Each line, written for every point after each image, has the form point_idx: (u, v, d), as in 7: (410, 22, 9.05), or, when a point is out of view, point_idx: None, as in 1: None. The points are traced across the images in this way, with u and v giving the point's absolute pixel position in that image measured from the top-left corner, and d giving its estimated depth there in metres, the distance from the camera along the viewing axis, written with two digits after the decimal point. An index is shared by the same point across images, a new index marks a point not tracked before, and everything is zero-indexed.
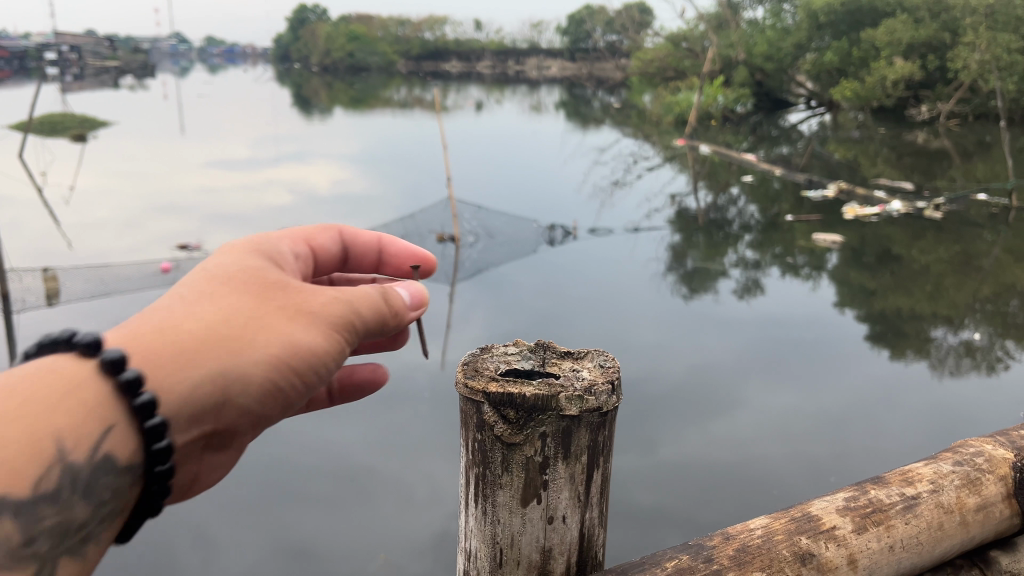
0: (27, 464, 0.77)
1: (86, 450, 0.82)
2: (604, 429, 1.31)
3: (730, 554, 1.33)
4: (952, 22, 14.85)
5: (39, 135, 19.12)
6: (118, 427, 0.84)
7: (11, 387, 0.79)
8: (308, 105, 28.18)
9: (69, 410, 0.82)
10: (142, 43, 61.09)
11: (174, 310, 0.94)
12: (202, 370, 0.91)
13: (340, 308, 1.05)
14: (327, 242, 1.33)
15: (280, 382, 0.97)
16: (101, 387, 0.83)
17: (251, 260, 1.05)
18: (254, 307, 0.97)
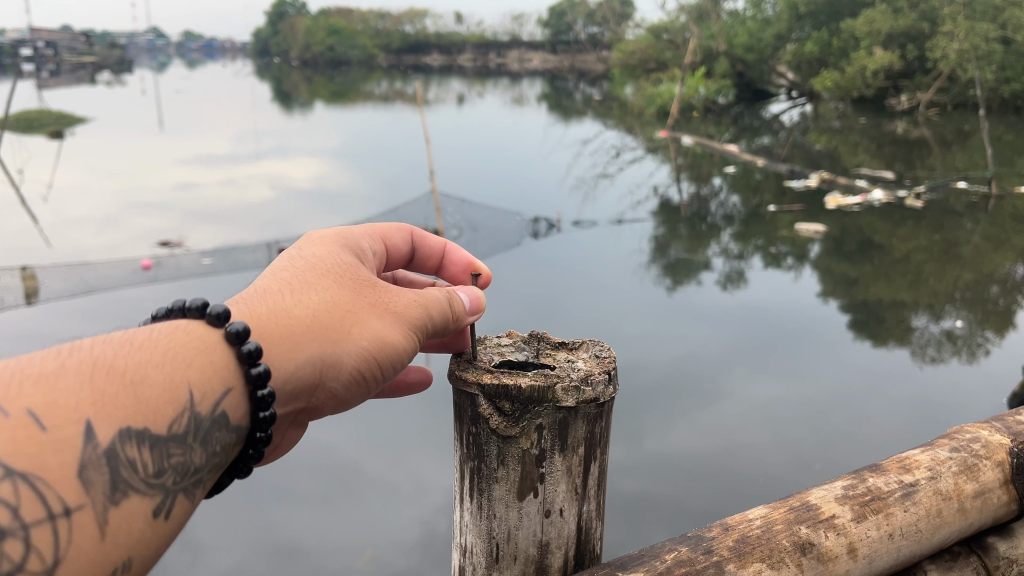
0: (165, 404, 0.92)
1: (208, 406, 0.98)
2: (601, 420, 1.28)
3: (730, 545, 1.31)
4: (931, 12, 14.85)
5: (15, 133, 18.86)
6: (234, 389, 1.01)
7: (156, 339, 0.95)
8: (287, 99, 27.93)
9: (197, 366, 0.98)
10: (118, 38, 60.42)
11: (288, 296, 1.13)
12: (306, 355, 1.10)
13: (417, 311, 1.24)
14: (398, 241, 1.49)
15: (365, 369, 1.16)
16: (224, 352, 1.01)
17: (345, 261, 1.25)
18: (350, 303, 1.17)
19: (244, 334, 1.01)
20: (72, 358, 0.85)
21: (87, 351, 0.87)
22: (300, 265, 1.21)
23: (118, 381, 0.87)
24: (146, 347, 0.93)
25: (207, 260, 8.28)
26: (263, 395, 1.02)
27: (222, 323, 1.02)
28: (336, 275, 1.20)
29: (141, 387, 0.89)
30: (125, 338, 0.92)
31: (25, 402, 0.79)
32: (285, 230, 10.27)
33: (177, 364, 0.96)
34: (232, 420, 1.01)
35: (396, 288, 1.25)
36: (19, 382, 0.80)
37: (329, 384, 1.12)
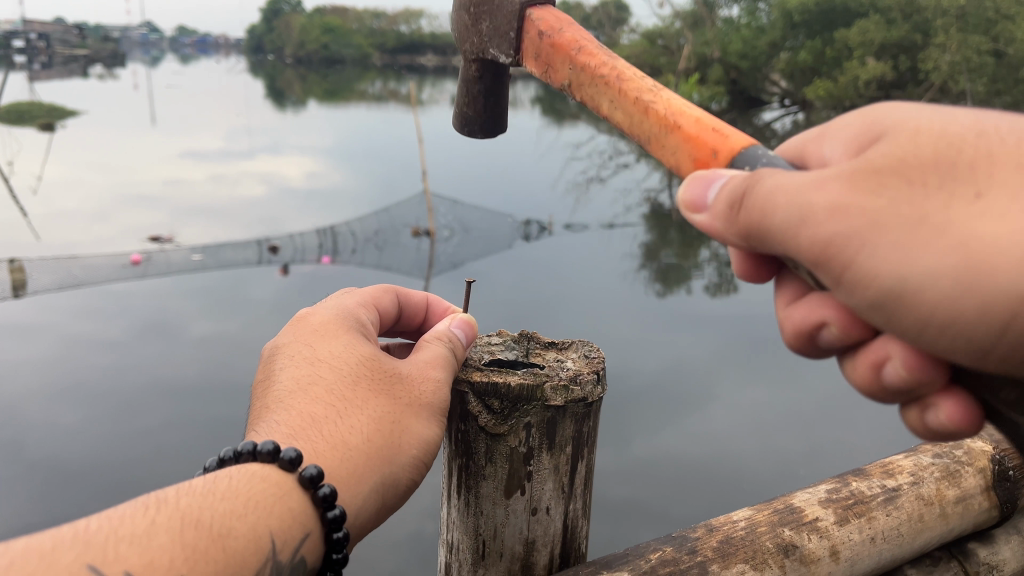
0: (251, 560, 0.93)
1: (289, 553, 0.99)
2: (588, 421, 1.30)
3: (714, 545, 1.32)
4: (924, 24, 15.00)
5: (6, 125, 18.76)
6: (313, 533, 1.02)
7: (236, 489, 0.97)
8: (279, 97, 27.73)
9: (278, 515, 0.99)
10: (111, 32, 59.72)
11: (334, 424, 1.09)
12: (368, 483, 1.08)
13: (441, 395, 1.22)
14: (385, 303, 1.42)
15: (417, 474, 1.15)
16: (300, 498, 1.01)
17: (365, 351, 1.20)
18: (394, 411, 1.14)
19: (318, 478, 1.01)
20: (164, 514, 0.89)
21: (177, 507, 0.90)
22: (328, 374, 1.15)
23: (208, 536, 0.90)
24: (229, 498, 0.95)
25: (196, 257, 8.12)
26: (338, 537, 1.03)
27: (295, 469, 1.01)
28: (364, 376, 1.15)
29: (228, 539, 0.91)
30: (210, 489, 0.95)
31: (124, 564, 0.84)
32: (275, 228, 10.27)
33: (259, 514, 0.97)
34: (310, 561, 1.03)
35: (422, 373, 1.21)
36: (118, 549, 0.84)
37: (387, 500, 1.11)
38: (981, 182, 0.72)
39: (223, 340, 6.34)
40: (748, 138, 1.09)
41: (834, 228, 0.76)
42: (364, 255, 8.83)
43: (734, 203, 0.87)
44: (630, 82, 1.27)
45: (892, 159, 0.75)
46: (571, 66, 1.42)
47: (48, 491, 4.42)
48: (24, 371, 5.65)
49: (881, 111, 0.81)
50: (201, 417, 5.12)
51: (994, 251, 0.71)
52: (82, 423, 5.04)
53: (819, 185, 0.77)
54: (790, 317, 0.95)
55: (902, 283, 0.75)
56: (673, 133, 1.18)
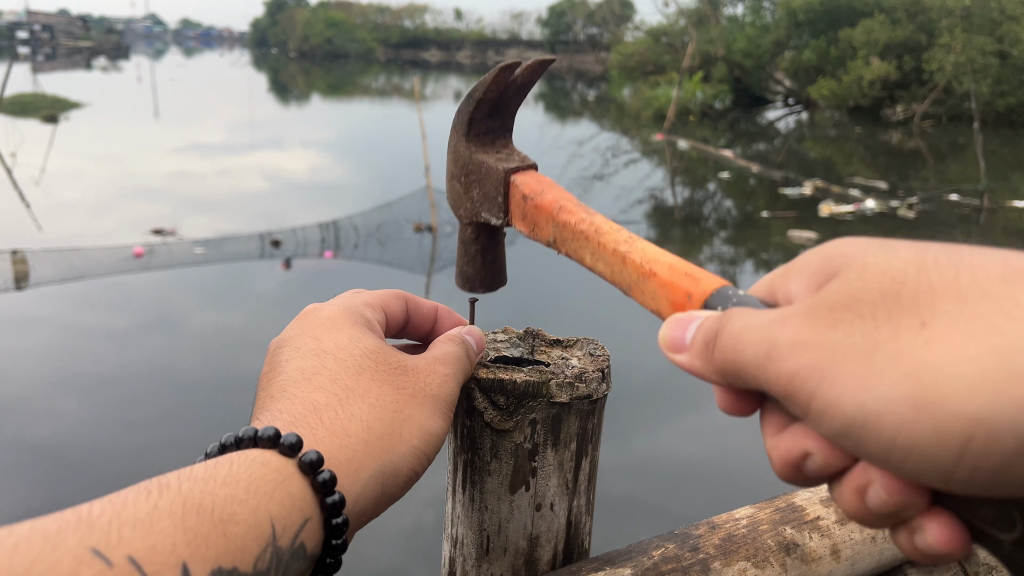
0: (249, 542, 0.94)
1: (288, 537, 1.00)
2: (593, 416, 1.31)
3: (716, 542, 1.33)
4: (929, 24, 14.96)
5: (9, 117, 18.77)
6: (313, 518, 1.03)
7: (234, 474, 0.98)
8: (283, 91, 27.64)
9: (278, 500, 1.00)
10: (117, 23, 59.53)
11: (335, 412, 1.11)
12: (369, 471, 1.08)
13: (447, 388, 1.23)
14: (393, 306, 1.43)
15: (418, 465, 1.15)
16: (300, 482, 1.02)
17: (368, 343, 1.22)
18: (397, 401, 1.15)
19: (318, 462, 1.02)
20: (164, 498, 0.90)
21: (178, 490, 0.91)
22: (333, 365, 1.17)
23: (208, 518, 0.91)
24: (230, 483, 0.96)
25: (199, 250, 8.11)
26: (337, 522, 1.04)
27: (296, 456, 1.03)
28: (368, 369, 1.17)
29: (228, 523, 0.93)
30: (211, 475, 0.96)
31: (127, 547, 0.84)
32: (276, 222, 10.27)
33: (259, 499, 0.98)
34: (309, 547, 1.04)
35: (430, 366, 1.22)
36: (118, 528, 0.85)
37: (388, 489, 1.11)
38: (922, 310, 0.74)
39: None
40: (720, 282, 1.14)
41: (797, 362, 0.80)
42: (365, 250, 8.83)
43: (709, 345, 0.93)
44: (607, 237, 1.40)
45: (846, 298, 0.78)
46: (554, 226, 1.56)
47: (46, 481, 4.44)
48: (26, 361, 5.68)
49: (841, 247, 0.86)
50: (201, 411, 5.12)
51: (941, 375, 0.72)
52: (83, 413, 5.06)
53: (783, 324, 0.82)
54: (779, 445, 0.99)
55: (862, 411, 0.76)
56: (650, 280, 1.25)
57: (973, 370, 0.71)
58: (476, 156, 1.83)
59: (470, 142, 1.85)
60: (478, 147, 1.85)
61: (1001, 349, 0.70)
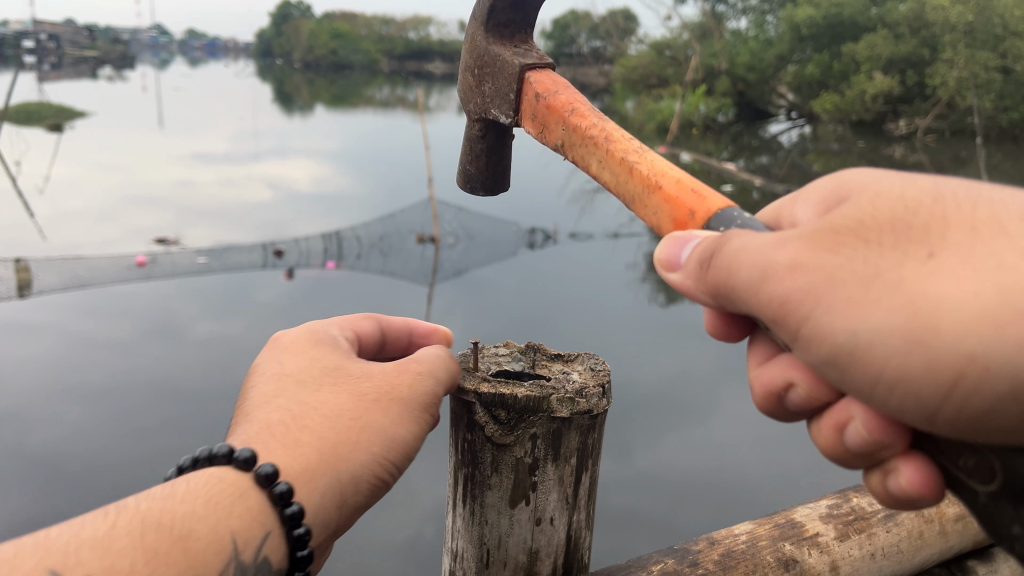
0: (211, 558, 0.98)
1: (252, 550, 1.04)
2: (593, 432, 1.32)
3: (716, 559, 1.34)
4: (932, 39, 15.02)
5: (14, 125, 18.82)
6: (274, 532, 1.06)
7: (193, 491, 1.02)
8: (287, 102, 27.69)
9: (237, 513, 1.04)
10: (122, 32, 59.75)
11: (297, 424, 1.13)
12: (328, 480, 1.10)
13: (415, 390, 1.21)
14: (365, 327, 1.44)
15: (382, 472, 1.15)
16: (257, 495, 1.06)
17: (328, 358, 1.23)
18: (358, 407, 1.15)
19: (273, 475, 1.05)
20: (126, 518, 0.95)
21: (137, 510, 0.96)
22: (291, 381, 1.19)
23: (168, 537, 0.95)
24: (188, 499, 1.01)
25: (201, 259, 8.14)
26: (299, 533, 1.06)
27: (253, 468, 1.06)
28: (326, 378, 1.19)
29: (189, 540, 0.96)
30: (169, 494, 1.00)
31: (85, 569, 0.88)
32: (279, 232, 10.30)
33: (219, 514, 1.02)
34: (276, 559, 1.06)
35: (395, 372, 1.22)
36: (78, 552, 0.90)
37: (347, 496, 1.12)
38: (933, 245, 0.76)
39: (226, 342, 6.36)
40: (725, 202, 1.15)
41: (792, 285, 0.82)
42: (368, 261, 8.84)
43: (704, 264, 0.95)
44: (616, 145, 1.36)
45: (851, 221, 0.81)
46: (565, 129, 1.50)
47: (43, 489, 4.45)
48: (26, 368, 5.69)
49: (852, 176, 0.88)
50: (202, 420, 5.13)
51: (939, 305, 0.74)
52: (83, 421, 5.07)
53: (780, 247, 0.84)
54: (762, 376, 1.02)
55: (853, 340, 0.78)
56: (654, 194, 1.24)
57: (974, 305, 0.73)
58: (492, 48, 1.75)
59: (488, 34, 1.76)
60: (496, 38, 1.76)
61: (1004, 285, 0.73)
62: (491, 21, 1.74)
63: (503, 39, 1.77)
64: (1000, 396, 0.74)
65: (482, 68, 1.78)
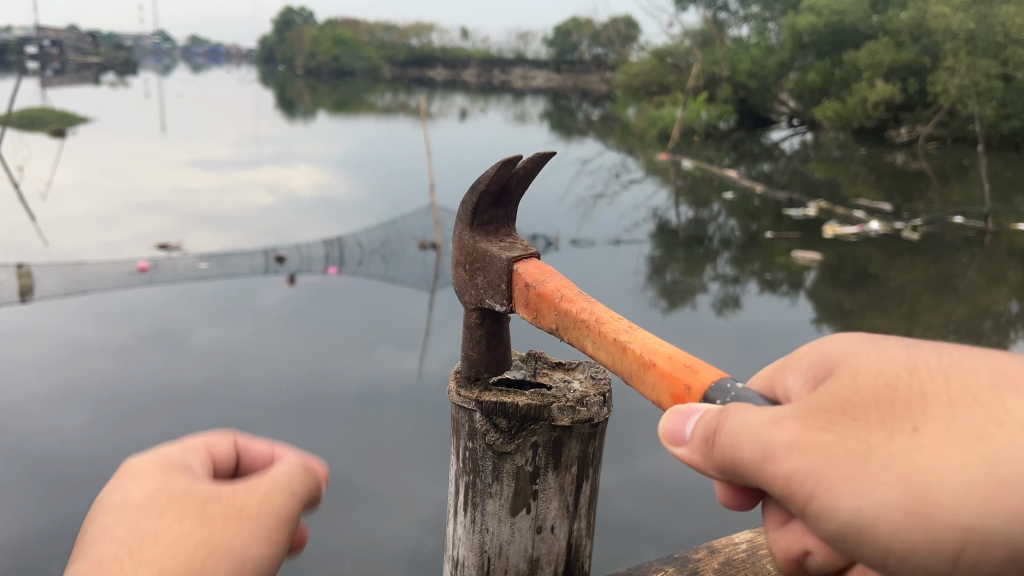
0: None
1: None
2: (594, 441, 1.32)
3: (716, 566, 1.34)
4: (933, 47, 14.92)
5: (18, 130, 18.90)
6: None
7: None
8: (290, 108, 27.82)
9: None
10: (126, 38, 59.96)
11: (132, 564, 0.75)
12: None
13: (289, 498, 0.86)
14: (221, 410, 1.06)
15: None
16: None
17: (167, 467, 0.86)
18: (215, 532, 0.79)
19: None
20: None
21: None
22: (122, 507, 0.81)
23: None
24: None
25: (203, 264, 8.17)
26: None
27: None
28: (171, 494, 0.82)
29: None
30: None
31: None
32: (280, 238, 10.32)
33: None
34: None
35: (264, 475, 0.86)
36: None
37: None
38: (916, 417, 0.74)
39: (228, 348, 6.37)
40: (719, 371, 1.05)
41: (794, 465, 0.77)
42: (370, 267, 8.86)
43: (707, 441, 0.87)
44: (608, 325, 1.26)
45: (838, 398, 0.78)
46: (555, 313, 1.37)
47: (43, 494, 4.45)
48: (28, 373, 5.71)
49: (834, 343, 0.86)
50: (203, 425, 5.14)
51: (934, 478, 0.70)
52: (85, 426, 5.08)
53: (776, 427, 0.79)
54: (780, 540, 0.91)
55: (858, 518, 0.73)
56: (650, 371, 1.15)
57: (960, 479, 0.70)
58: (479, 244, 1.53)
59: (473, 230, 1.55)
60: (483, 234, 1.56)
61: (985, 456, 0.70)
62: (474, 220, 1.55)
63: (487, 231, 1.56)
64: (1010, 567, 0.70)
65: (472, 262, 1.54)
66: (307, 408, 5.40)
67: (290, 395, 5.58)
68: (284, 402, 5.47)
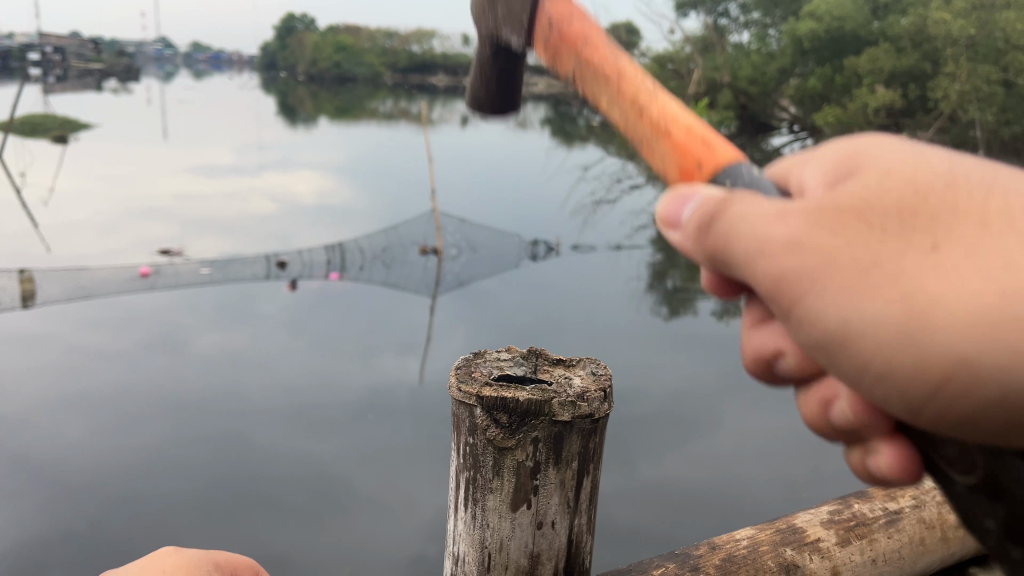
0: None
1: None
2: (594, 437, 1.33)
3: (717, 562, 1.34)
4: (934, 53, 15.09)
5: (21, 137, 18.93)
6: None
7: None
8: (291, 115, 27.89)
9: None
10: (128, 45, 60.19)
11: None
12: None
13: None
14: None
15: None
16: None
17: None
18: None
19: None
20: None
21: None
22: None
23: None
24: None
25: (205, 270, 8.17)
26: None
27: None
28: None
29: None
30: None
31: None
32: (282, 244, 10.33)
33: None
34: None
35: None
36: None
37: None
38: (937, 233, 0.55)
39: (230, 355, 6.35)
40: (736, 152, 0.86)
41: (790, 265, 0.59)
42: (371, 273, 8.86)
43: (703, 223, 0.68)
44: (633, 83, 0.96)
45: (860, 198, 0.57)
46: (574, 62, 1.02)
47: (44, 501, 4.42)
48: (29, 380, 5.68)
49: (872, 140, 0.60)
50: (204, 432, 5.12)
51: (940, 301, 0.54)
52: (86, 433, 5.05)
53: (778, 218, 0.60)
54: (751, 338, 0.79)
55: (843, 330, 0.58)
56: (661, 141, 0.91)
57: (973, 307, 0.53)
58: None
59: None
60: None
61: (1006, 289, 0.53)
62: None
63: None
64: (995, 415, 0.55)
65: None
66: (309, 415, 5.38)
67: (292, 402, 5.56)
68: (286, 409, 5.45)
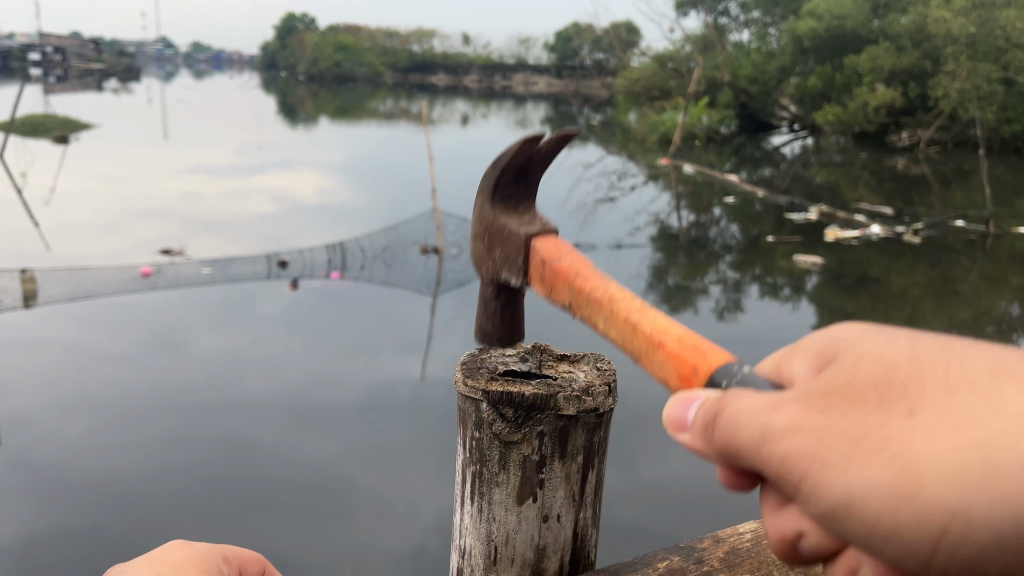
0: None
1: None
2: (599, 430, 1.34)
3: (720, 556, 1.35)
4: (934, 52, 14.98)
5: (22, 137, 18.95)
6: None
7: None
8: (291, 114, 27.87)
9: None
10: (129, 46, 60.22)
11: None
12: None
13: None
14: None
15: None
16: None
17: None
18: None
19: None
20: None
21: None
22: None
23: None
24: None
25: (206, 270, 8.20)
26: None
27: None
28: None
29: None
30: None
31: None
32: (283, 243, 10.34)
33: None
34: None
35: None
36: None
37: None
38: (912, 402, 0.63)
39: (231, 354, 6.36)
40: (728, 356, 0.99)
41: (787, 450, 0.67)
42: (371, 271, 8.86)
43: (706, 425, 0.77)
44: (621, 303, 1.18)
45: (843, 381, 0.67)
46: (569, 291, 1.29)
47: (46, 501, 4.44)
48: (32, 379, 5.70)
49: (837, 330, 0.74)
50: (205, 432, 5.13)
51: (928, 460, 0.60)
52: (87, 433, 5.07)
53: (775, 409, 0.70)
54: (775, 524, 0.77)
55: (847, 498, 0.63)
56: (657, 351, 1.07)
57: (953, 460, 0.59)
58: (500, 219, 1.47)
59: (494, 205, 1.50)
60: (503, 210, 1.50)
61: (983, 442, 0.59)
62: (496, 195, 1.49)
63: (509, 209, 1.50)
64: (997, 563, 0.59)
65: (490, 235, 1.49)
66: (309, 414, 5.38)
67: (293, 401, 5.57)
68: (287, 408, 5.46)
